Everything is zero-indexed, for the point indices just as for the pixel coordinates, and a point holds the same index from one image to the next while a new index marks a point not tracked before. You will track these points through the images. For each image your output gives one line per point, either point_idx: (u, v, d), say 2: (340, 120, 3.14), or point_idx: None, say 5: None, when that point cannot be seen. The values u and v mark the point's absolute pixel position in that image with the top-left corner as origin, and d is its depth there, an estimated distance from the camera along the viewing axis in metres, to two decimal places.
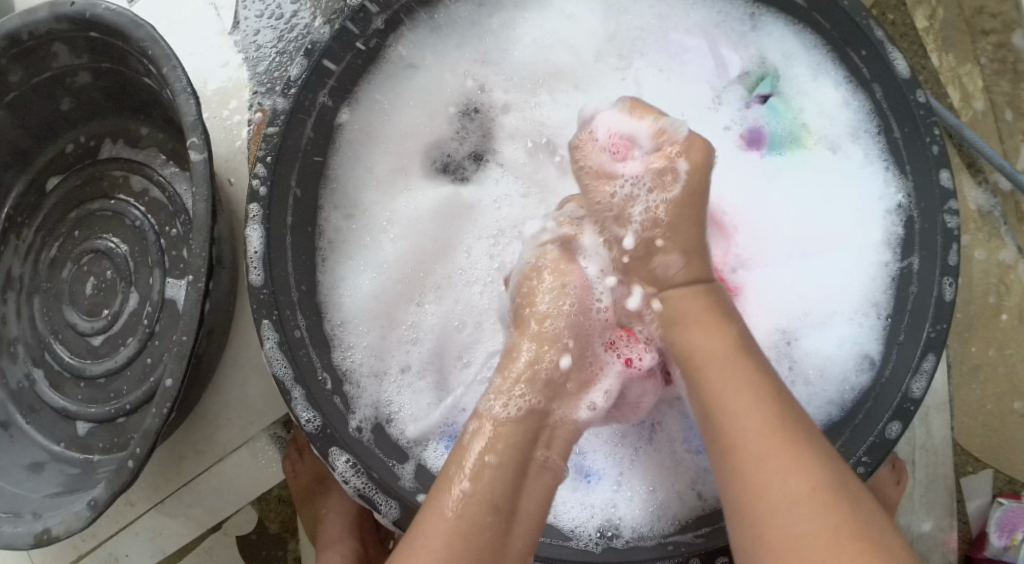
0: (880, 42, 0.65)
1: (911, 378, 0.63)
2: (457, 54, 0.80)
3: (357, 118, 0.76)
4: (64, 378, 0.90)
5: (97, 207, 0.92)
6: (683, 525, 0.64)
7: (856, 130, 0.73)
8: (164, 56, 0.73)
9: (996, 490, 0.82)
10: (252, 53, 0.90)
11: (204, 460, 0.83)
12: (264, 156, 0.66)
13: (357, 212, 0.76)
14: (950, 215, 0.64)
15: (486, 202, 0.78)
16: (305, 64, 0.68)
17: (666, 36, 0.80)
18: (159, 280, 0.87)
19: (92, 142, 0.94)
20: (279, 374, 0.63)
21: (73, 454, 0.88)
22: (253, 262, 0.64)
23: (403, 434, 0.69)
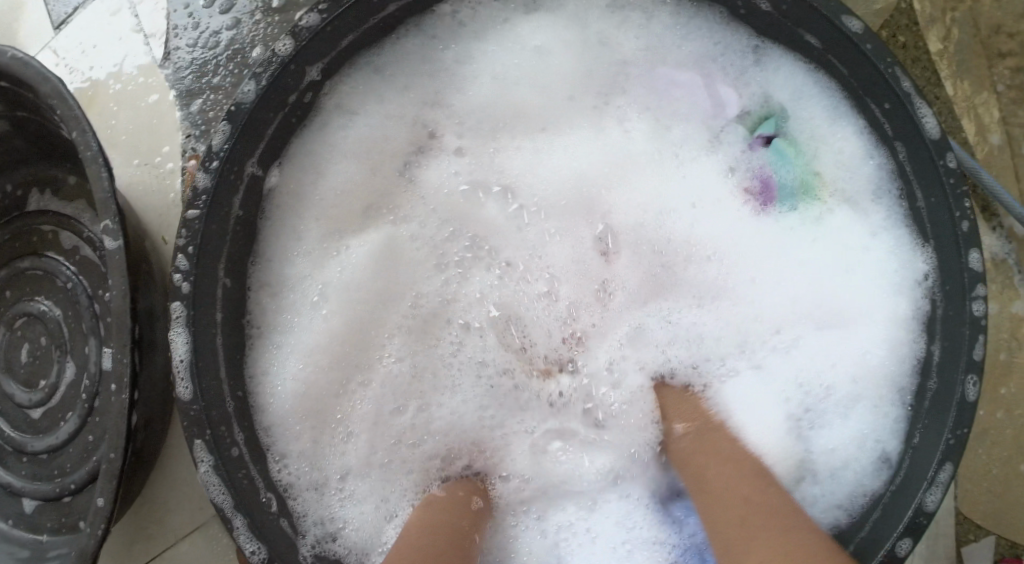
0: (909, 95, 0.57)
1: (925, 491, 0.56)
2: (403, 97, 0.71)
3: (286, 180, 0.67)
4: (6, 452, 0.84)
5: (27, 265, 0.84)
6: None
7: (879, 189, 0.65)
8: (72, 116, 0.65)
9: (998, 557, 0.77)
10: (184, 88, 0.82)
11: (155, 546, 0.77)
12: (185, 246, 0.58)
13: (291, 292, 0.67)
14: (978, 302, 0.57)
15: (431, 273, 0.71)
16: (226, 131, 0.59)
17: (655, 69, 0.71)
18: (95, 349, 0.80)
19: (20, 191, 0.86)
20: (217, 502, 0.56)
21: (22, 535, 0.82)
22: (179, 372, 0.57)
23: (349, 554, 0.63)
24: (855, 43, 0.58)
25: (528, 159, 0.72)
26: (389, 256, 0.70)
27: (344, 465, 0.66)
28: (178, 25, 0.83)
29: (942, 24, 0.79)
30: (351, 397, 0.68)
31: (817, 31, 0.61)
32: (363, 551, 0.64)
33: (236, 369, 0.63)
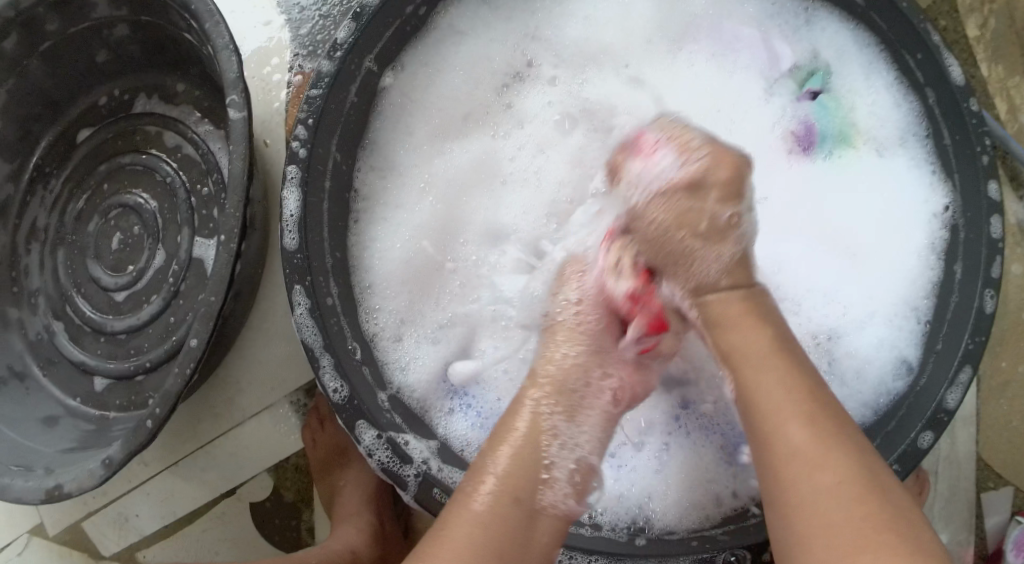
0: (937, 47, 0.63)
1: (945, 389, 0.62)
2: (507, 28, 0.76)
3: (402, 84, 0.73)
4: (84, 332, 0.90)
5: (128, 161, 0.91)
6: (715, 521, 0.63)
7: (905, 134, 0.70)
8: (206, 11, 0.71)
9: (1015, 509, 0.81)
10: (294, 15, 0.86)
11: (221, 424, 0.82)
12: (304, 118, 0.64)
13: (392, 176, 0.73)
14: (995, 225, 0.62)
15: (511, 169, 0.75)
16: (352, 28, 0.65)
17: (720, 23, 0.76)
18: (187, 239, 0.86)
19: (126, 96, 0.92)
20: (308, 341, 0.62)
21: (88, 410, 0.87)
22: (289, 226, 0.63)
23: (413, 397, 0.68)
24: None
25: (612, 89, 0.76)
26: (484, 168, 0.75)
27: (439, 318, 0.72)
28: None
29: (979, 13, 0.87)
30: (444, 280, 0.73)
31: None
32: (427, 396, 0.69)
33: (340, 239, 0.68)
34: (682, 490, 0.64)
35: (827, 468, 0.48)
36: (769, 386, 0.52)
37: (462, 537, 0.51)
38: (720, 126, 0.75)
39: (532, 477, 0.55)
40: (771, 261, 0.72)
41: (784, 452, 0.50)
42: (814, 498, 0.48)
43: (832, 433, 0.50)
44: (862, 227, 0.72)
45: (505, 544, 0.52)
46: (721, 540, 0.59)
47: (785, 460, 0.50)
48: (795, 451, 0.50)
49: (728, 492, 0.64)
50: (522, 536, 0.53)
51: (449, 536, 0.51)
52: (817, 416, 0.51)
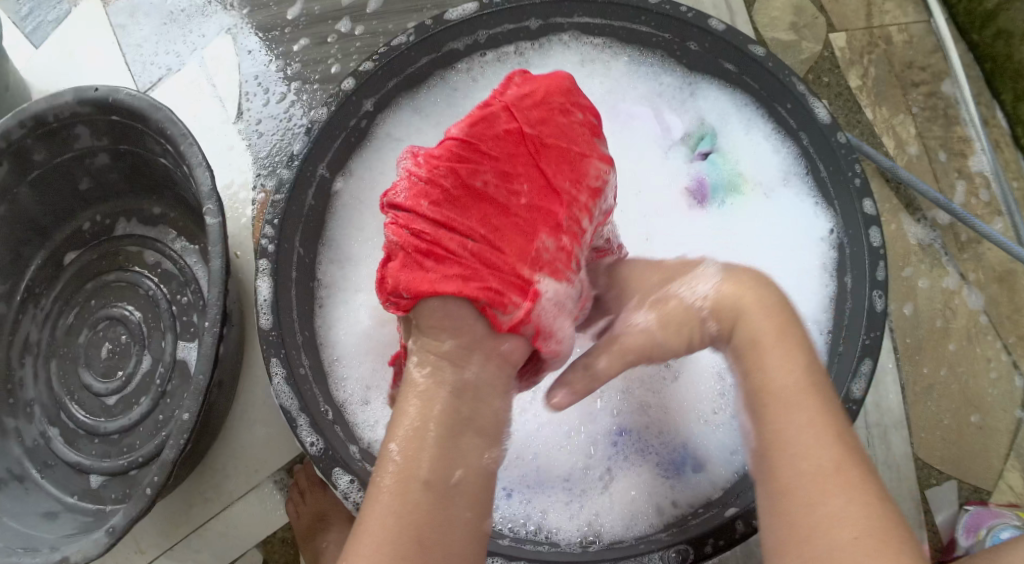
0: (802, 95, 0.74)
1: (851, 382, 0.66)
2: (436, 130, 0.86)
3: (351, 186, 0.82)
4: (79, 435, 0.96)
5: (113, 278, 1.00)
6: (660, 526, 0.68)
7: (787, 175, 0.80)
8: (180, 135, 0.80)
9: (962, 499, 0.87)
10: (254, 140, 0.97)
11: (213, 505, 0.88)
12: (271, 219, 0.73)
13: (349, 264, 0.82)
14: (874, 235, 0.70)
15: None
16: (306, 140, 0.75)
17: (616, 106, 0.86)
18: (171, 343, 0.94)
19: (107, 221, 1.02)
20: (285, 406, 0.68)
21: (86, 505, 0.92)
22: (263, 309, 0.71)
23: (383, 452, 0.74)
24: (760, 63, 0.75)
25: None
26: None
27: None
28: (249, 91, 0.98)
29: (858, 66, 0.99)
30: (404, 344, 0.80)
31: (731, 60, 0.78)
32: None
33: (306, 319, 0.76)
34: (628, 503, 0.70)
35: (842, 497, 0.54)
36: (799, 430, 0.56)
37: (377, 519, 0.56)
38: (625, 192, 0.85)
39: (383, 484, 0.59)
40: None
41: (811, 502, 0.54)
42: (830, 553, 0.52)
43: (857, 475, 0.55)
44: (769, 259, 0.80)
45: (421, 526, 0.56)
46: (669, 537, 0.64)
47: (814, 499, 0.54)
48: (815, 470, 0.55)
49: (669, 501, 0.70)
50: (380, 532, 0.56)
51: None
52: (829, 434, 0.56)
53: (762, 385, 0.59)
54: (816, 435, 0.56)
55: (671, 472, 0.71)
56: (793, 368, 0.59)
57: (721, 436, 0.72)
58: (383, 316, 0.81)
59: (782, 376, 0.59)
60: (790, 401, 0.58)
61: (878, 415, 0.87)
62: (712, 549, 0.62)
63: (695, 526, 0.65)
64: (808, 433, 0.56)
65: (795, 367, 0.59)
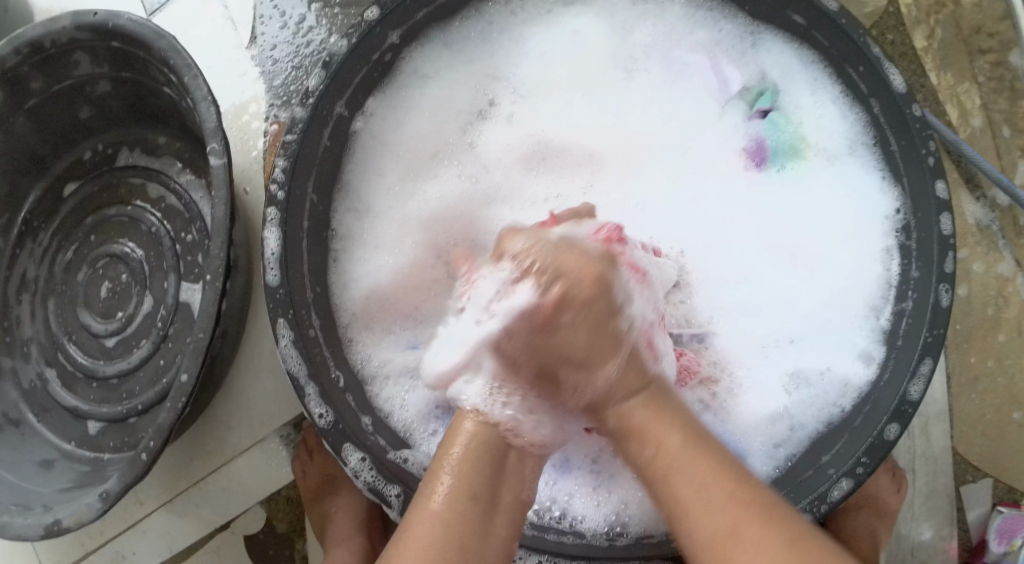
0: (878, 58, 0.67)
1: (909, 382, 0.64)
2: (468, 69, 0.80)
3: (372, 127, 0.76)
4: (76, 378, 0.92)
5: (114, 213, 0.94)
6: None
7: (853, 144, 0.74)
8: (184, 65, 0.74)
9: (996, 499, 0.83)
10: (268, 67, 0.90)
11: (214, 460, 0.84)
12: (281, 162, 0.67)
13: (368, 214, 0.76)
14: (945, 222, 0.66)
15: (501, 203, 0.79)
16: (323, 75, 0.68)
17: (670, 52, 0.81)
18: (173, 284, 0.89)
19: (109, 150, 0.96)
20: (293, 371, 0.64)
21: (84, 453, 0.89)
22: (270, 264, 0.65)
23: (400, 421, 0.70)
24: (832, 19, 0.69)
25: (564, 112, 0.81)
26: (466, 202, 0.79)
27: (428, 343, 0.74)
28: (263, 15, 0.91)
29: (925, 25, 0.91)
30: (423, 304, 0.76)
31: (801, 11, 0.71)
32: (411, 418, 0.70)
33: (319, 274, 0.71)
34: None
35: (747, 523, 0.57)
36: (684, 473, 0.60)
37: (422, 535, 0.57)
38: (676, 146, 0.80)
39: (487, 474, 0.62)
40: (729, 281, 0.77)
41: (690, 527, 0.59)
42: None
43: (758, 516, 0.57)
44: (819, 235, 0.76)
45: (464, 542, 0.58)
46: None
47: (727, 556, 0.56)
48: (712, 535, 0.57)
49: None
50: (479, 527, 0.59)
51: (410, 537, 0.57)
52: (698, 450, 0.61)
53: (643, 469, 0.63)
54: (699, 482, 0.59)
55: None
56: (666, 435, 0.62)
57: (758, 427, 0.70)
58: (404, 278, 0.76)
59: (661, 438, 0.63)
60: (685, 481, 0.60)
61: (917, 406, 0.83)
62: None
63: None
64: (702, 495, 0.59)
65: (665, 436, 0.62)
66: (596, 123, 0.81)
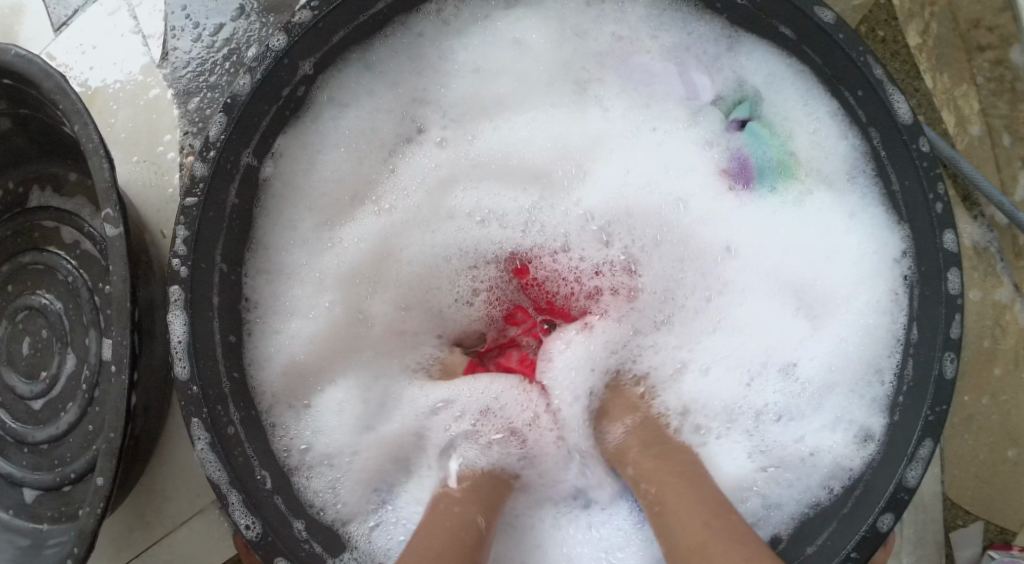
0: (880, 82, 0.59)
1: (905, 467, 0.59)
2: (394, 93, 0.71)
3: (282, 169, 0.67)
4: (7, 443, 0.86)
5: (29, 260, 0.86)
6: None
7: (853, 172, 0.66)
8: (73, 111, 0.64)
9: (987, 542, 0.78)
10: (181, 87, 0.80)
11: (153, 532, 0.79)
12: (184, 229, 0.59)
13: (282, 274, 0.68)
14: (953, 280, 0.58)
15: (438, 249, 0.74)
16: (225, 122, 0.59)
17: (630, 58, 0.71)
18: (96, 341, 0.81)
19: (20, 189, 0.87)
20: (213, 478, 0.57)
21: (26, 523, 0.83)
22: (178, 355, 0.58)
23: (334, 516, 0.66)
24: (828, 34, 0.59)
25: (503, 136, 0.73)
26: (384, 249, 0.73)
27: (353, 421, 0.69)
28: (176, 25, 0.81)
29: (920, 18, 0.82)
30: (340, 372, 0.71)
31: (789, 22, 0.62)
32: (348, 512, 0.66)
33: (235, 353, 0.64)
34: None
35: None
36: (712, 537, 0.52)
37: None
38: (647, 153, 0.73)
39: None
40: (715, 332, 0.71)
41: None
42: None
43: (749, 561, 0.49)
44: (818, 268, 0.69)
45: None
46: None
47: None
48: None
49: None
50: None
51: None
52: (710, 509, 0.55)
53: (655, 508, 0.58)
54: (711, 542, 0.52)
55: None
56: (674, 475, 0.60)
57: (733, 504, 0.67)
58: (325, 342, 0.70)
59: (669, 492, 0.58)
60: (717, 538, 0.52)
61: None
62: None
63: None
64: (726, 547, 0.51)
65: (677, 477, 0.59)
66: (537, 152, 0.73)
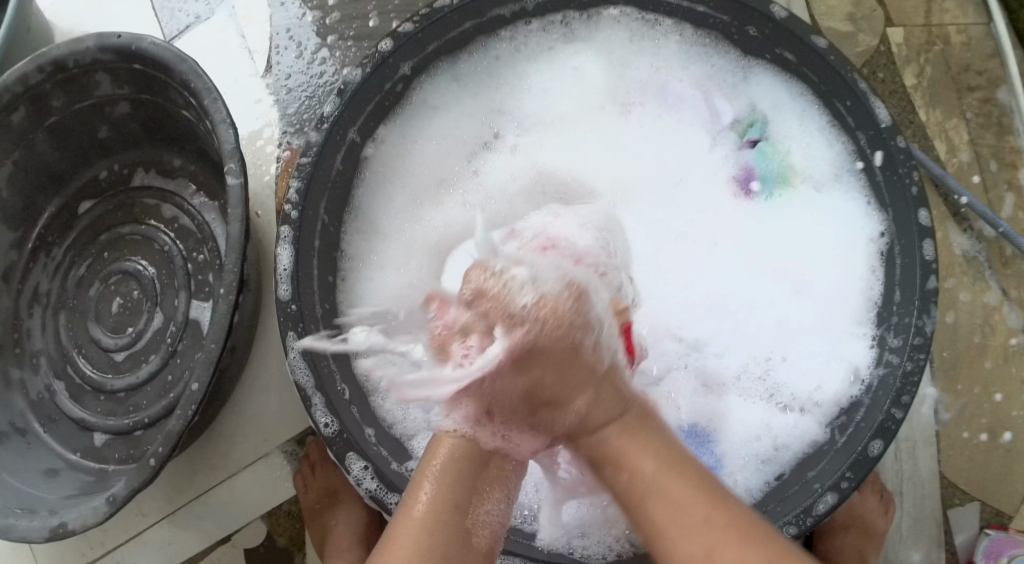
0: (863, 92, 0.70)
1: (892, 403, 0.67)
2: (475, 102, 0.82)
3: (382, 153, 0.78)
4: (84, 391, 0.94)
5: (127, 230, 0.96)
6: None
7: (839, 171, 0.77)
8: (205, 89, 0.76)
9: (983, 522, 0.85)
10: (282, 95, 0.93)
11: (217, 473, 0.86)
12: (296, 183, 0.70)
13: (373, 235, 0.78)
14: (927, 248, 0.69)
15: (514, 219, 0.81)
16: (337, 102, 0.71)
17: (665, 86, 0.83)
18: (184, 302, 0.91)
19: (126, 170, 0.99)
20: (301, 382, 0.67)
21: (89, 464, 0.91)
22: (281, 279, 0.68)
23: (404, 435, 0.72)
24: (818, 55, 0.72)
25: (567, 142, 0.84)
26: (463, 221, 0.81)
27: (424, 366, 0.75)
28: (279, 44, 0.94)
29: (916, 64, 0.95)
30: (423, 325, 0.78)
31: (791, 48, 0.74)
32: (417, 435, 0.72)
33: (328, 291, 0.73)
34: None
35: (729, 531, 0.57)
36: (657, 476, 0.61)
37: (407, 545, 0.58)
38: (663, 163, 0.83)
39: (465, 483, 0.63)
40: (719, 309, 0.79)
41: (658, 522, 0.60)
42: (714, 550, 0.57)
43: (727, 519, 0.58)
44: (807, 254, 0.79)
45: (447, 547, 0.59)
46: None
47: None
48: (659, 510, 0.60)
49: None
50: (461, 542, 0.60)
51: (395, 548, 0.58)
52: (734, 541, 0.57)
53: (652, 524, 0.61)
54: (670, 482, 0.61)
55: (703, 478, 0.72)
56: (647, 449, 0.64)
57: (740, 440, 0.74)
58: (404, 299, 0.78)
59: (663, 513, 0.60)
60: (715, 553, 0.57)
61: (906, 430, 0.86)
62: None
63: None
64: (646, 464, 0.63)
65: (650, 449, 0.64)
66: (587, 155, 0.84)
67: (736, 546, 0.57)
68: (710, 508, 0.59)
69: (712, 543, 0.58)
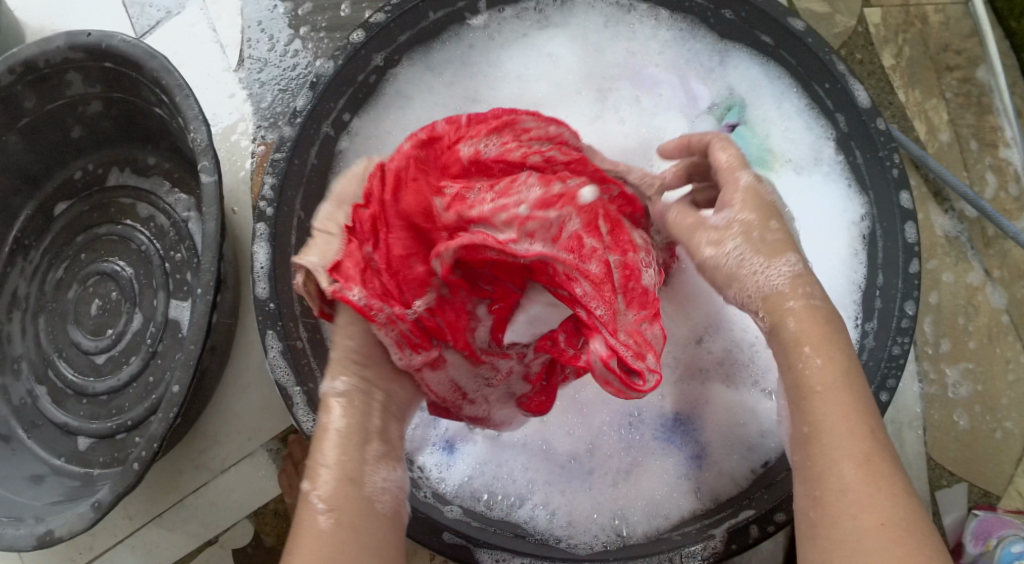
0: (843, 75, 0.70)
1: (877, 389, 0.66)
2: (449, 91, 0.82)
3: (355, 146, 0.77)
4: (66, 395, 0.93)
5: (104, 231, 0.96)
6: (683, 521, 0.69)
7: (819, 154, 0.77)
8: (176, 85, 0.75)
9: (972, 503, 0.85)
10: (255, 89, 0.92)
11: (202, 474, 0.86)
12: (270, 180, 0.69)
13: None
14: (910, 230, 0.69)
15: None
16: (309, 97, 0.71)
17: (643, 70, 0.82)
18: (163, 301, 0.91)
19: (100, 169, 0.97)
20: (281, 381, 0.67)
21: (73, 468, 0.90)
22: (259, 277, 0.68)
23: None
24: (797, 37, 0.72)
25: None
26: None
27: None
28: (251, 37, 0.93)
29: (894, 43, 0.94)
30: None
31: (768, 32, 0.74)
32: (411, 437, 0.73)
33: None
34: (651, 494, 0.71)
35: (881, 491, 0.47)
36: (823, 403, 0.50)
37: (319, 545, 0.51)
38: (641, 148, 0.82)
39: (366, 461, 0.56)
40: None
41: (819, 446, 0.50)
42: (854, 503, 0.47)
43: (893, 490, 0.47)
44: None
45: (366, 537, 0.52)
46: (687, 533, 0.66)
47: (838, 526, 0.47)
48: (843, 487, 0.48)
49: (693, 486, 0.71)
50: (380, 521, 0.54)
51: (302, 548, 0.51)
52: (877, 481, 0.47)
53: (809, 431, 0.50)
54: (821, 395, 0.51)
55: (695, 464, 0.71)
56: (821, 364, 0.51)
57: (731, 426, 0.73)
58: None
59: (837, 440, 0.49)
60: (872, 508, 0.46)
61: (892, 412, 0.85)
62: (737, 546, 0.63)
63: (708, 527, 0.66)
64: (832, 413, 0.50)
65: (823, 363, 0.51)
66: None
67: (890, 524, 0.46)
68: (855, 461, 0.48)
69: (856, 508, 0.47)
